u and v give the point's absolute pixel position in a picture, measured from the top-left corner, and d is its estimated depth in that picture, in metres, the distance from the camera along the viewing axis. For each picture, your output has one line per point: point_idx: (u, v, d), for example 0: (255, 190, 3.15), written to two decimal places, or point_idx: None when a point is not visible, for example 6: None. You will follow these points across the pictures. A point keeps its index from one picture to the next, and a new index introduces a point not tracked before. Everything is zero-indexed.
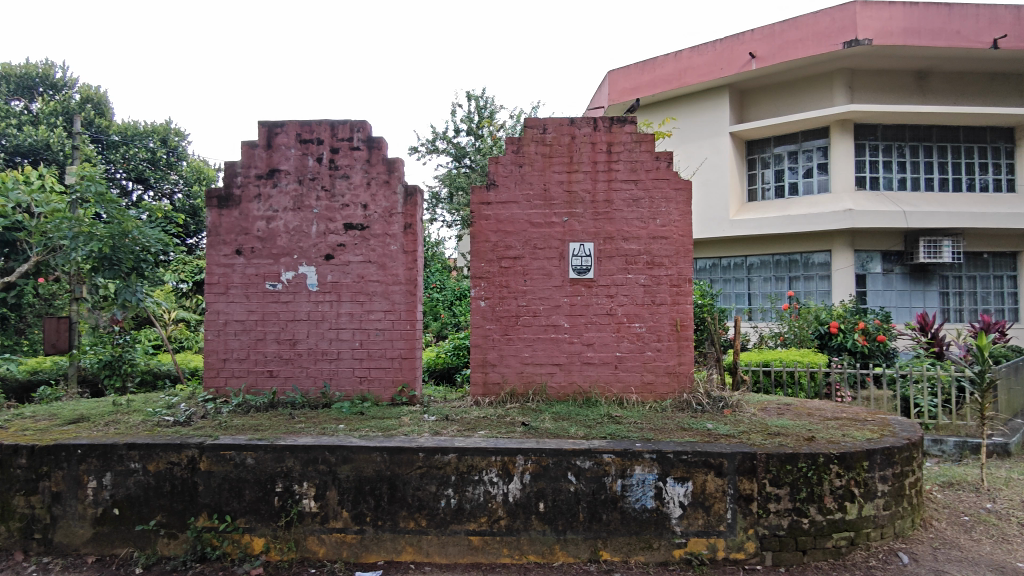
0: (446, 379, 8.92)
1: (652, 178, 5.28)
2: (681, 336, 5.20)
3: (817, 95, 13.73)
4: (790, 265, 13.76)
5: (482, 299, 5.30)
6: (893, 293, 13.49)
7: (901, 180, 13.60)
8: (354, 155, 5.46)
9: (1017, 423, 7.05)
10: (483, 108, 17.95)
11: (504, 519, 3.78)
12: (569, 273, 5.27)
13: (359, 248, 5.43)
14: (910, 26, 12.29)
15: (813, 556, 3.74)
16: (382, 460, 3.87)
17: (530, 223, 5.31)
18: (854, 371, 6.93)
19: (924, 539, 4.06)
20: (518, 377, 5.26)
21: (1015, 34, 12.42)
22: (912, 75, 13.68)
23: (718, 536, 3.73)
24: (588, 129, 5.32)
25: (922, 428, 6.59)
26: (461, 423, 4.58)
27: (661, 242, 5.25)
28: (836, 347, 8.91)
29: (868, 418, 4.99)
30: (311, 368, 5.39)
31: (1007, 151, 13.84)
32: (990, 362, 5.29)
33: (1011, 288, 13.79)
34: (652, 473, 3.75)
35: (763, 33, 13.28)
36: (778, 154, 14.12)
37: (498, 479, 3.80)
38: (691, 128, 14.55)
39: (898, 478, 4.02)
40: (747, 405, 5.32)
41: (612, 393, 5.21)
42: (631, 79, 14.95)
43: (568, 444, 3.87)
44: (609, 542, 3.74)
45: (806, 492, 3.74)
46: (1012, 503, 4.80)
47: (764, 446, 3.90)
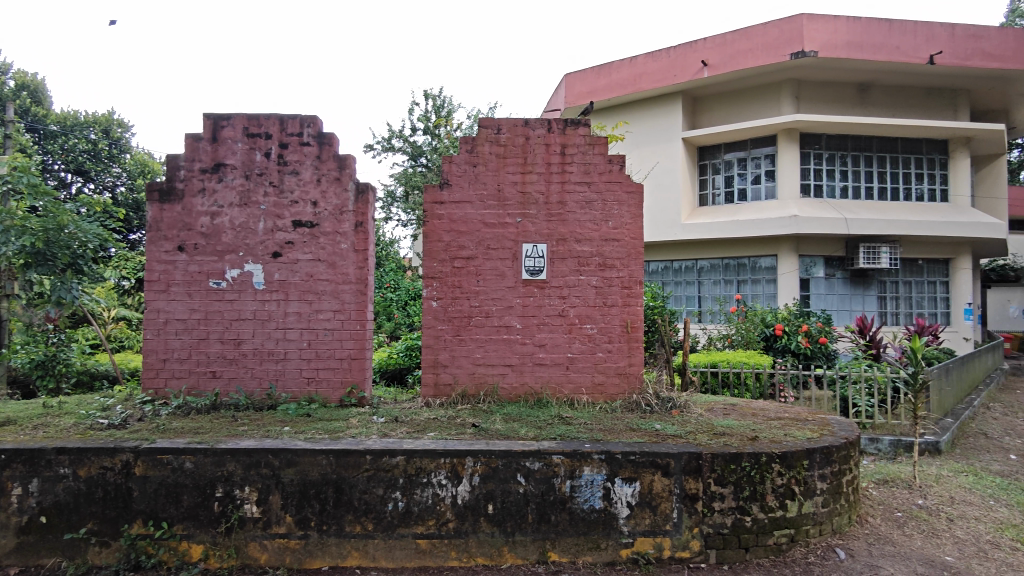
0: (397, 380, 8.82)
1: (605, 180, 5.33)
2: (632, 338, 5.27)
3: (766, 105, 14.14)
4: (738, 268, 14.10)
5: (434, 299, 5.24)
6: (835, 297, 13.96)
7: (843, 188, 14.11)
8: (304, 151, 5.33)
9: (945, 422, 7.42)
10: (441, 107, 17.89)
11: (452, 521, 3.75)
12: (521, 273, 5.26)
13: (308, 246, 5.30)
14: (854, 40, 12.77)
15: (755, 553, 3.83)
16: (328, 462, 3.79)
17: (484, 223, 5.28)
18: (797, 373, 7.14)
19: (860, 535, 4.20)
20: (469, 378, 5.23)
21: (949, 51, 13.06)
22: (854, 87, 14.23)
23: (664, 535, 3.78)
24: (542, 131, 5.33)
25: (860, 427, 6.84)
26: (411, 425, 4.53)
27: (613, 244, 5.31)
28: (780, 348, 9.19)
29: (809, 418, 5.12)
30: (256, 369, 5.24)
31: (940, 163, 14.57)
32: (923, 364, 5.53)
33: (943, 293, 14.57)
34: (600, 473, 3.78)
35: (715, 42, 13.58)
36: (728, 160, 14.48)
37: (447, 481, 3.76)
38: (644, 133, 14.78)
39: (836, 476, 4.15)
40: (695, 406, 5.43)
41: (563, 394, 5.23)
42: (587, 82, 15.05)
43: (518, 445, 3.86)
44: (558, 542, 3.75)
45: (749, 491, 3.83)
46: (942, 499, 5.03)
47: (709, 446, 3.97)
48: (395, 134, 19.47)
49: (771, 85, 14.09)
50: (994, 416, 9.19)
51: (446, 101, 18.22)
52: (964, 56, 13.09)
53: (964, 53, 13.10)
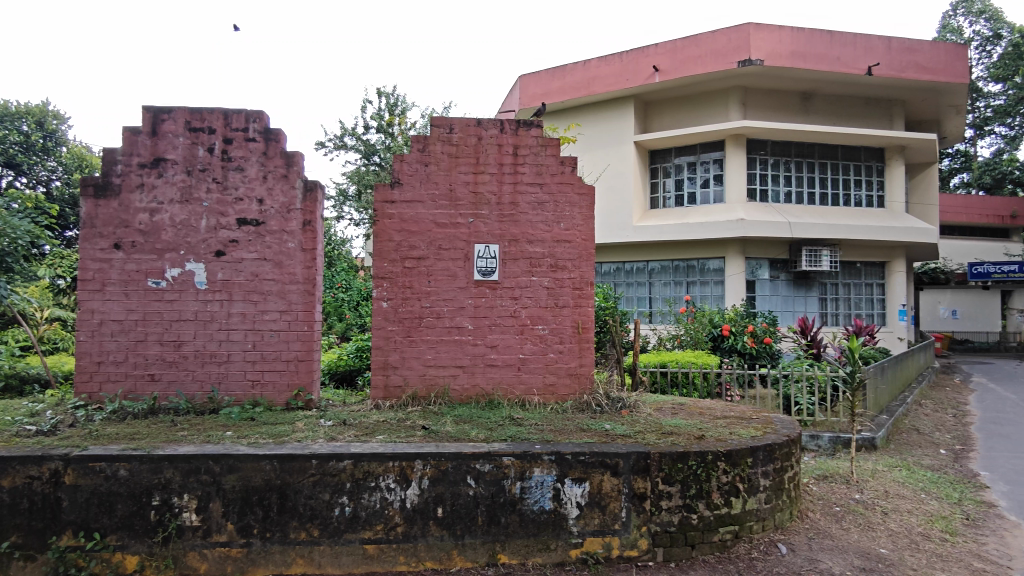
0: (347, 382, 8.67)
1: (557, 182, 5.35)
2: (583, 339, 5.31)
3: (714, 111, 14.49)
4: (687, 270, 14.38)
5: (384, 300, 5.16)
6: (779, 298, 14.39)
7: (787, 193, 14.55)
8: (249, 147, 5.17)
9: (881, 418, 7.72)
10: (395, 105, 17.72)
11: (401, 526, 3.69)
12: (473, 274, 5.23)
13: (253, 244, 5.15)
14: (798, 50, 13.20)
15: (701, 550, 3.90)
16: (271, 468, 3.67)
17: (435, 223, 5.23)
18: (743, 372, 7.32)
19: (801, 529, 4.33)
20: (420, 380, 5.17)
21: (886, 63, 13.64)
22: (798, 95, 14.71)
23: (613, 534, 3.81)
24: (495, 131, 5.32)
25: (802, 424, 7.07)
26: (359, 428, 4.44)
27: (565, 245, 5.33)
28: (727, 348, 9.41)
29: (753, 417, 5.25)
30: (197, 372, 5.06)
31: (877, 170, 15.21)
32: (860, 363, 5.76)
33: (879, 294, 15.20)
34: (550, 474, 3.78)
35: (666, 47, 13.82)
36: (678, 164, 14.76)
37: (395, 485, 3.70)
38: (597, 136, 14.94)
39: (778, 473, 4.26)
40: (644, 406, 5.51)
41: (515, 395, 5.23)
42: (541, 84, 15.11)
43: (468, 447, 3.83)
44: (507, 545, 3.73)
45: (695, 489, 3.91)
46: (877, 493, 5.23)
47: (657, 445, 4.02)
48: (348, 132, 19.20)
49: (719, 91, 14.44)
50: (925, 412, 9.63)
51: (399, 99, 18.06)
52: (899, 68, 13.69)
53: (899, 65, 13.70)
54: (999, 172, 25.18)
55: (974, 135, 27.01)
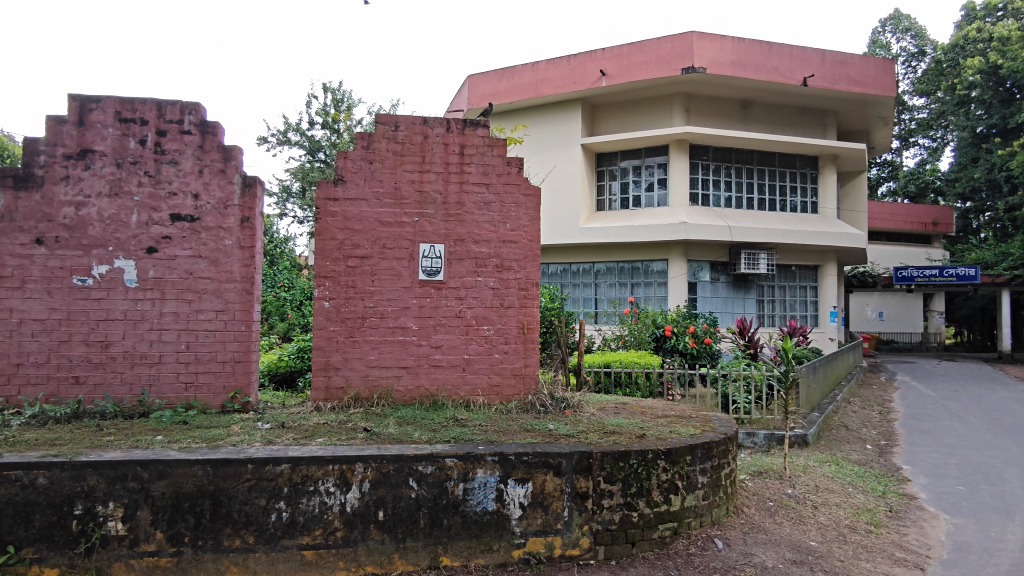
0: (287, 384, 8.45)
1: (503, 183, 5.35)
2: (528, 339, 5.33)
3: (658, 116, 14.80)
4: (631, 272, 14.63)
5: (326, 299, 5.05)
6: (719, 300, 14.79)
7: (726, 198, 15.00)
8: (183, 139, 4.97)
9: (812, 416, 8.04)
10: (341, 101, 17.44)
11: (340, 531, 3.61)
12: (418, 274, 5.17)
13: (187, 241, 4.96)
14: (738, 59, 13.63)
15: (641, 547, 3.96)
16: (204, 474, 3.54)
17: (380, 222, 5.15)
18: (683, 372, 7.51)
19: (736, 524, 4.45)
20: (362, 381, 5.08)
21: (820, 75, 14.22)
22: (738, 104, 15.18)
23: (555, 534, 3.83)
24: (441, 130, 5.28)
25: (738, 423, 7.29)
26: (298, 431, 4.33)
27: (511, 246, 5.34)
28: (669, 348, 9.62)
29: (692, 415, 5.38)
30: (127, 374, 4.83)
31: (811, 177, 15.85)
32: (794, 363, 6.02)
33: (812, 296, 15.83)
34: (493, 474, 3.77)
35: (613, 52, 14.03)
36: (623, 167, 15.00)
37: (335, 489, 3.62)
38: (544, 138, 15.04)
39: (716, 470, 4.38)
40: (587, 405, 5.57)
41: (459, 395, 5.20)
42: (490, 84, 15.09)
43: (410, 450, 3.78)
44: (450, 546, 3.70)
45: (636, 487, 3.97)
46: (808, 488, 5.44)
47: (599, 445, 4.06)
48: (292, 127, 18.80)
49: (664, 97, 14.75)
50: (854, 409, 10.09)
51: (346, 95, 17.79)
52: (832, 80, 14.32)
53: (832, 77, 14.32)
54: (922, 181, 26.68)
55: (901, 146, 28.49)
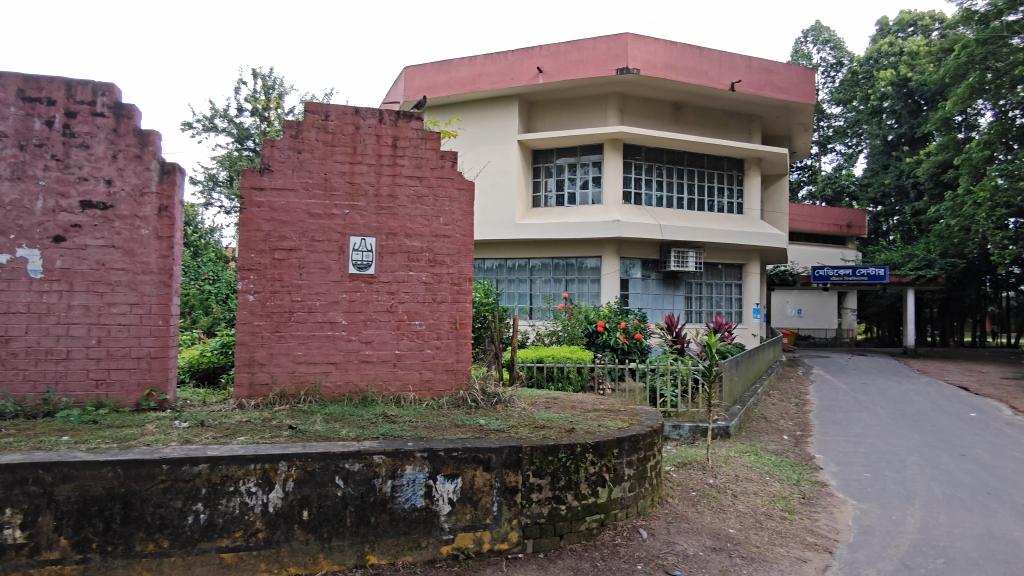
0: (209, 381, 8.13)
1: (436, 176, 5.31)
2: (460, 334, 5.33)
3: (594, 115, 15.02)
4: (566, 268, 14.80)
5: (251, 293, 4.87)
6: (649, 296, 15.18)
7: (658, 198, 15.39)
8: (95, 122, 4.68)
9: (734, 408, 8.36)
10: (271, 88, 16.88)
11: (262, 531, 3.50)
12: (348, 268, 5.05)
13: (99, 230, 4.68)
14: (670, 62, 13.99)
15: (568, 539, 4.02)
16: (114, 475, 3.35)
17: (309, 214, 5.00)
18: (614, 366, 7.68)
19: (661, 514, 4.58)
20: (289, 377, 4.93)
21: (747, 81, 14.77)
22: (670, 106, 15.59)
23: (484, 529, 3.83)
24: (373, 121, 5.17)
25: (665, 416, 7.48)
26: (219, 429, 4.16)
27: (443, 240, 5.31)
28: (601, 344, 9.76)
29: (621, 409, 5.50)
30: (30, 371, 4.51)
31: (736, 179, 16.48)
32: (717, 357, 6.41)
33: (737, 294, 16.48)
34: (422, 471, 3.74)
35: (549, 50, 14.13)
36: (559, 164, 15.15)
37: (256, 489, 3.50)
38: (480, 133, 14.99)
39: (642, 462, 4.50)
40: (518, 400, 5.62)
41: (389, 391, 5.12)
42: (426, 77, 14.92)
43: (337, 447, 3.70)
44: (377, 545, 3.64)
45: (564, 480, 4.02)
46: (729, 478, 5.66)
47: (529, 439, 4.10)
48: (219, 113, 18.06)
49: (599, 96, 14.98)
50: (773, 402, 10.58)
51: (277, 82, 17.27)
52: (757, 86, 14.89)
53: (758, 84, 14.90)
54: (839, 186, 28.22)
55: (819, 152, 29.90)
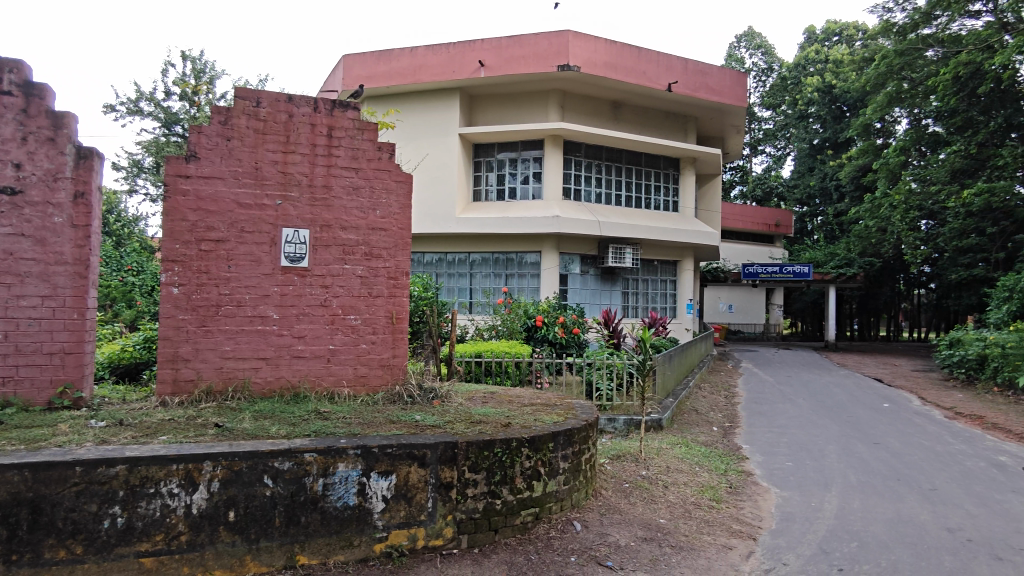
0: (130, 377, 7.72)
1: (373, 168, 5.21)
2: (396, 329, 5.27)
3: (535, 111, 15.09)
4: (506, 263, 14.82)
5: (174, 285, 4.66)
6: (587, 291, 15.40)
7: (596, 194, 15.60)
8: (2, 101, 4.36)
9: (667, 401, 8.57)
10: (201, 72, 16.30)
11: (185, 534, 3.36)
12: (279, 261, 4.89)
13: (6, 217, 4.37)
14: (609, 61, 14.19)
15: (503, 534, 4.04)
16: (21, 479, 3.14)
17: (238, 204, 4.82)
18: (552, 360, 7.78)
19: (594, 507, 4.66)
20: (216, 373, 4.73)
21: (683, 82, 15.14)
22: (609, 104, 15.81)
23: (418, 526, 3.79)
24: (308, 109, 5.02)
25: (600, 409, 7.60)
26: (139, 428, 3.96)
27: (380, 233, 5.22)
28: (539, 338, 9.83)
29: (557, 403, 5.55)
30: None
31: (672, 178, 16.90)
32: (651, 351, 6.58)
33: (671, 290, 16.93)
34: (355, 469, 3.67)
35: (491, 44, 14.08)
36: (500, 159, 15.14)
37: (179, 490, 3.35)
38: (419, 125, 14.81)
39: (576, 455, 4.56)
40: (455, 395, 5.60)
41: (323, 387, 5.01)
42: (365, 66, 14.62)
43: (266, 445, 3.59)
44: (307, 545, 3.55)
45: (499, 475, 4.04)
46: (660, 469, 5.81)
47: (465, 434, 4.09)
48: (144, 96, 17.23)
49: (540, 92, 15.07)
50: (704, 394, 10.93)
51: (207, 66, 16.65)
52: (693, 87, 15.30)
53: (693, 85, 15.30)
54: (768, 187, 29.40)
55: (750, 153, 31.01)
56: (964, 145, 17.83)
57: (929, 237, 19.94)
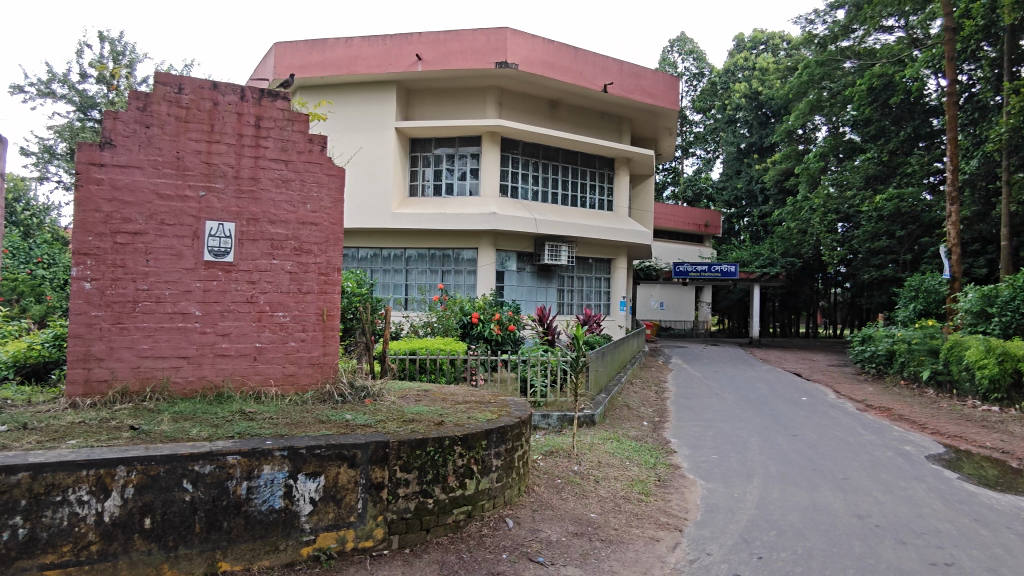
0: (36, 377, 7.28)
1: (303, 161, 5.06)
2: (327, 327, 5.14)
3: (473, 107, 15.04)
4: (442, 259, 14.72)
5: (86, 280, 4.39)
6: (523, 289, 15.49)
7: (533, 192, 15.69)
8: None
9: (600, 397, 8.70)
10: (120, 54, 15.47)
11: (96, 544, 3.17)
12: (203, 255, 4.68)
13: None
14: (547, 59, 14.29)
15: (435, 533, 4.01)
16: None
17: (157, 194, 4.58)
18: (487, 357, 7.78)
19: (527, 503, 4.69)
20: (132, 373, 4.49)
21: (619, 83, 15.43)
22: (546, 103, 15.93)
23: (348, 527, 3.71)
24: (233, 97, 4.83)
25: (534, 405, 7.63)
26: (45, 432, 3.71)
27: (310, 228, 5.07)
28: (475, 335, 9.81)
29: (491, 400, 5.55)
30: None
31: (607, 178, 17.19)
32: (583, 348, 6.68)
33: (605, 288, 17.25)
34: (282, 471, 3.56)
35: (429, 38, 13.94)
36: (437, 155, 15.02)
37: (89, 498, 3.17)
38: (354, 117, 14.49)
39: (509, 452, 4.58)
40: (388, 393, 5.53)
41: (248, 387, 4.83)
42: (297, 55, 14.18)
43: (186, 448, 3.42)
44: (230, 551, 3.42)
45: (431, 474, 4.00)
46: (592, 464, 5.91)
47: (396, 434, 4.04)
48: (57, 77, 16.18)
49: (477, 89, 15.04)
50: (635, 390, 11.20)
51: (127, 48, 15.83)
52: (628, 89, 15.61)
53: (628, 87, 15.62)
54: (697, 188, 30.38)
55: (681, 155, 31.93)
56: (876, 153, 19.12)
57: (845, 239, 21.02)
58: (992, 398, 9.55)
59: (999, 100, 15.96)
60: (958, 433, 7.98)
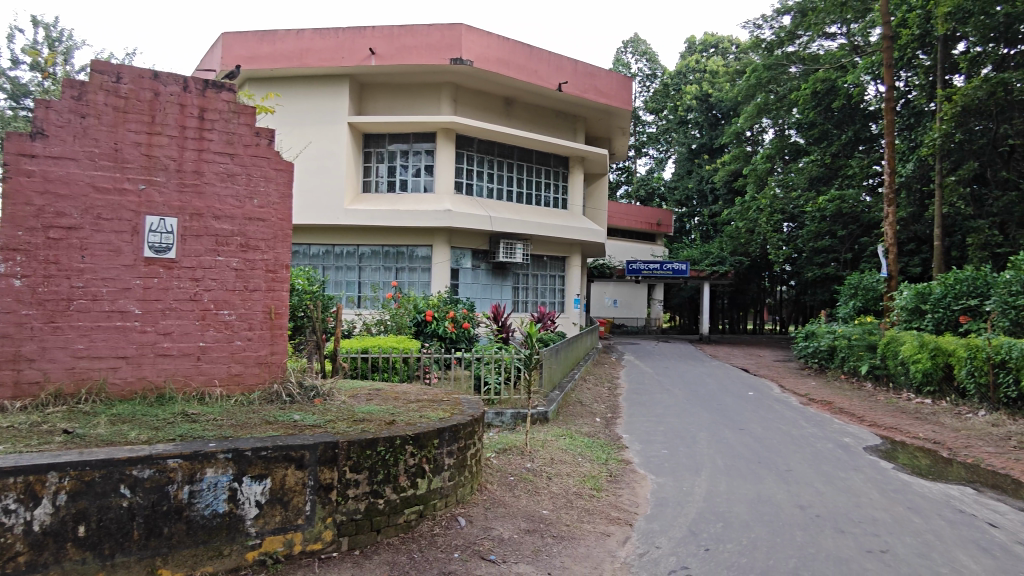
0: None
1: (249, 154, 4.93)
2: (274, 326, 5.02)
3: (427, 103, 14.91)
4: (396, 256, 14.57)
5: (17, 277, 4.18)
6: (478, 286, 15.46)
7: (487, 190, 15.68)
8: None
9: (553, 394, 8.77)
10: (56, 40, 14.78)
11: (24, 555, 3.02)
12: (143, 251, 4.50)
13: None
14: (502, 57, 14.28)
15: (386, 533, 3.97)
16: None
17: (93, 187, 4.38)
18: (441, 355, 7.74)
19: (479, 501, 4.68)
20: (66, 374, 4.28)
21: (573, 82, 15.54)
22: (502, 100, 15.92)
23: (295, 530, 3.63)
24: (176, 88, 4.66)
25: (488, 403, 7.62)
26: None
27: (257, 224, 4.94)
28: (429, 333, 9.73)
29: (444, 398, 5.51)
30: None
31: (561, 176, 17.31)
32: (537, 346, 6.74)
33: (560, 285, 17.39)
34: (226, 474, 3.46)
35: (383, 32, 13.75)
36: (390, 150, 14.84)
37: (16, 506, 3.01)
38: (305, 111, 14.20)
39: (462, 451, 4.56)
40: (339, 393, 5.44)
41: (191, 388, 4.68)
42: (246, 46, 13.81)
43: (124, 452, 3.29)
44: (171, 557, 3.30)
45: (382, 474, 3.96)
46: (545, 460, 5.94)
47: (346, 434, 3.98)
48: None
49: (432, 85, 14.92)
50: (588, 386, 11.33)
51: (63, 34, 15.14)
52: (582, 88, 15.74)
53: (582, 86, 15.74)
54: (650, 188, 30.87)
55: (634, 155, 32.38)
56: (820, 155, 19.80)
57: (790, 239, 21.68)
58: (926, 390, 10.01)
59: (933, 107, 16.77)
60: (893, 425, 8.34)
